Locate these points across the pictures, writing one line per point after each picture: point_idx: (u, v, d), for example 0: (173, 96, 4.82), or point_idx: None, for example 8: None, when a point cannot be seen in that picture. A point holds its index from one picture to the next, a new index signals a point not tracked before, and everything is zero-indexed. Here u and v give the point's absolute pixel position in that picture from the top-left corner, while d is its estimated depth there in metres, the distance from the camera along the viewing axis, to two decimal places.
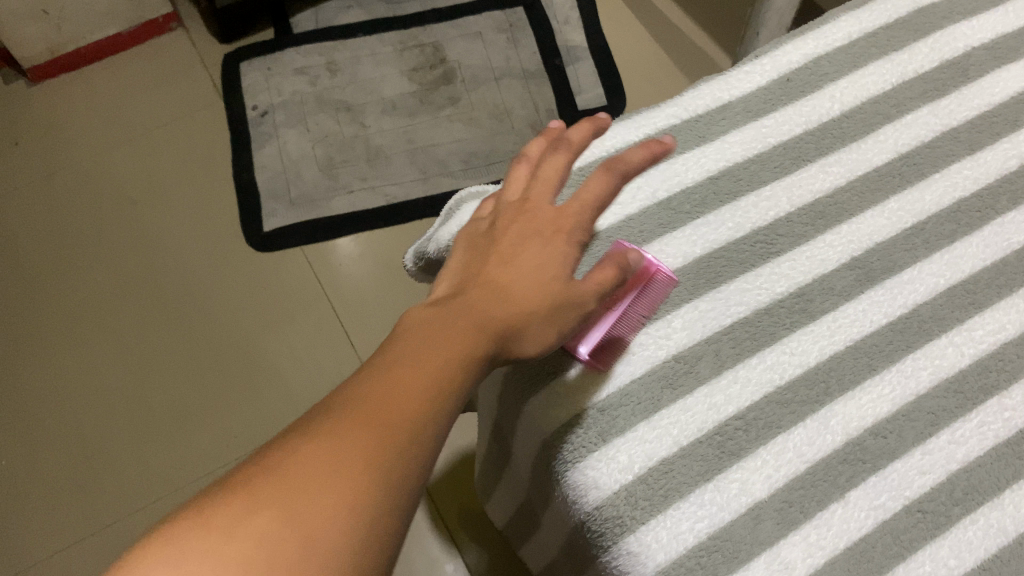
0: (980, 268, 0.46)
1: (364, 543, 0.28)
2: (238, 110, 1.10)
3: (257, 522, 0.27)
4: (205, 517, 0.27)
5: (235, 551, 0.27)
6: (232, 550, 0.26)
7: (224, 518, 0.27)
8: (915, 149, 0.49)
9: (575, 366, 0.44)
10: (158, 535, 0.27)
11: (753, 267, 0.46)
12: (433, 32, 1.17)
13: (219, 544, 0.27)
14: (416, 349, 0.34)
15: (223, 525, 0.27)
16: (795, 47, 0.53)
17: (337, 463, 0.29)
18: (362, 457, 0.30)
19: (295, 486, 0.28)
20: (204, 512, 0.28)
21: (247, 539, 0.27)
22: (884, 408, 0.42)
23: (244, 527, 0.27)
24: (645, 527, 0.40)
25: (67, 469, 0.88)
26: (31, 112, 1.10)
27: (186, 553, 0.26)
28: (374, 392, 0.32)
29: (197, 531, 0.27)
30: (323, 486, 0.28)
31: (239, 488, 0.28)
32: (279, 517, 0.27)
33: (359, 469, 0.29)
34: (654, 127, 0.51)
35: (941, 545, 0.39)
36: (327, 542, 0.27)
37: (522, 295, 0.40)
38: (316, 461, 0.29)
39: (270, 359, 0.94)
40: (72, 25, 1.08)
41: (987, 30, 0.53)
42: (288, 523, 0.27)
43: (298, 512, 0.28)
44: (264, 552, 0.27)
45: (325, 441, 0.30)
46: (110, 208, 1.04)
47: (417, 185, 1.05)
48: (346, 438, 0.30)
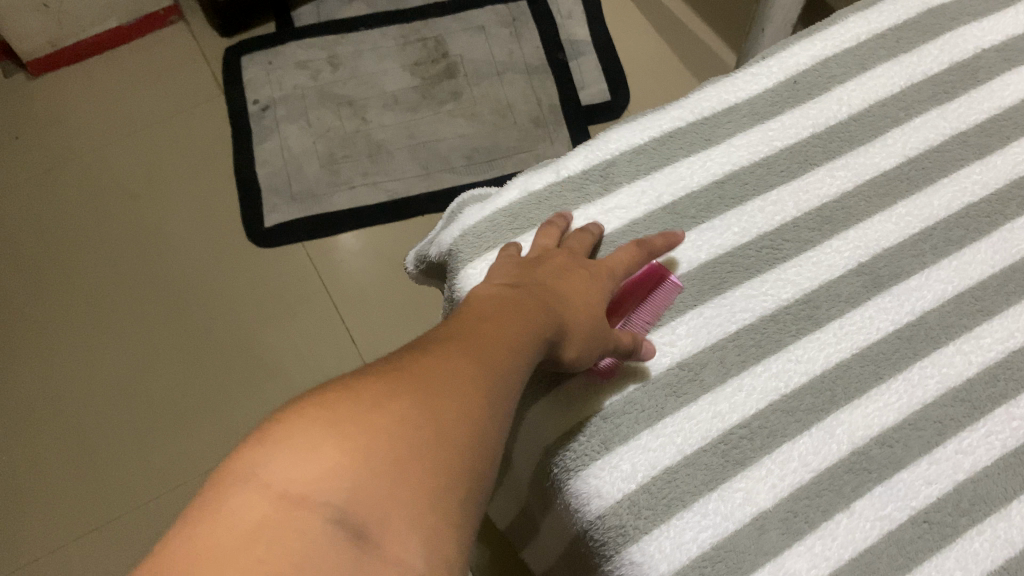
0: (989, 274, 0.45)
1: (471, 463, 0.28)
2: (240, 104, 1.10)
3: (379, 419, 0.28)
4: (328, 410, 0.28)
5: (363, 437, 0.27)
6: (359, 438, 0.27)
7: (347, 412, 0.28)
8: (923, 153, 0.48)
9: (578, 378, 0.43)
10: (280, 419, 0.27)
11: (758, 272, 0.45)
12: (436, 25, 1.16)
13: (348, 429, 0.27)
14: (499, 320, 0.35)
15: (348, 418, 0.27)
16: (802, 48, 0.52)
17: (447, 387, 0.30)
18: (467, 390, 0.30)
19: (412, 396, 0.29)
20: (326, 406, 0.28)
21: (372, 430, 0.27)
22: (891, 417, 0.42)
23: (368, 421, 0.27)
24: (648, 537, 0.39)
25: (68, 465, 0.87)
26: (31, 106, 1.10)
27: (311, 434, 0.26)
28: (473, 342, 0.33)
29: (320, 418, 0.27)
30: (437, 402, 0.29)
31: (358, 391, 0.29)
32: (399, 418, 0.28)
33: (467, 399, 0.30)
34: (659, 130, 0.50)
35: (947, 556, 0.38)
36: (444, 449, 0.28)
37: (580, 305, 0.40)
38: (429, 381, 0.30)
39: (270, 355, 0.94)
40: (72, 17, 1.07)
41: (997, 31, 0.52)
42: (407, 425, 0.28)
43: (417, 419, 0.28)
44: (388, 443, 0.27)
45: (434, 370, 0.31)
46: (111, 203, 1.03)
47: (419, 180, 1.04)
48: (453, 372, 0.31)
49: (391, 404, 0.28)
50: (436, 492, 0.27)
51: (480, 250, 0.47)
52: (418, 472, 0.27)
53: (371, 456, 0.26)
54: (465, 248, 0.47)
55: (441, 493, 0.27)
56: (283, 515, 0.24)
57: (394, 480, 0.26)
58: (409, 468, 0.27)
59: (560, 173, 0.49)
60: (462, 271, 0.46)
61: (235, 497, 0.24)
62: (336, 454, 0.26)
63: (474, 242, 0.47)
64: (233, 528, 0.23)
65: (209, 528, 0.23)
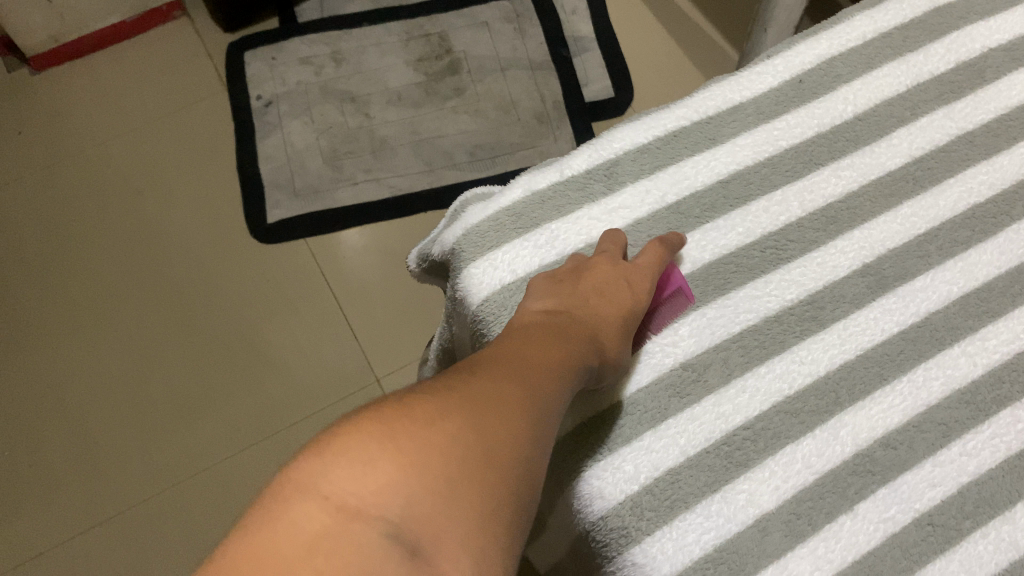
0: (995, 275, 0.45)
1: (520, 483, 0.29)
2: (243, 100, 1.10)
3: (436, 437, 0.28)
4: (384, 424, 0.28)
5: (417, 452, 0.27)
6: (415, 455, 0.27)
7: (402, 427, 0.28)
8: (929, 153, 0.48)
9: None
10: (337, 432, 0.27)
11: (763, 273, 0.45)
12: (439, 21, 1.16)
13: (403, 444, 0.27)
14: (539, 346, 0.36)
15: (405, 432, 0.28)
16: (808, 47, 0.52)
17: (498, 407, 0.31)
18: (516, 411, 0.31)
19: (464, 415, 0.29)
20: (381, 419, 0.28)
21: (427, 446, 0.27)
22: (895, 418, 0.41)
23: (425, 438, 0.28)
24: (650, 539, 0.39)
25: (70, 461, 0.87)
26: (34, 101, 1.09)
27: (367, 450, 0.27)
28: (519, 364, 0.34)
29: (376, 434, 0.27)
30: (488, 422, 0.30)
31: (413, 406, 0.29)
32: (453, 437, 0.28)
33: (516, 420, 0.31)
34: (663, 130, 0.50)
35: (951, 559, 0.38)
36: (495, 470, 0.28)
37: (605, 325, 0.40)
38: (480, 402, 0.30)
39: (273, 352, 0.94)
40: (75, 12, 1.07)
41: (1005, 30, 0.52)
42: (461, 444, 0.28)
43: (471, 439, 0.29)
44: (443, 462, 0.27)
45: (485, 390, 0.31)
46: (114, 199, 1.03)
47: (422, 177, 1.04)
48: (502, 393, 0.31)
49: (444, 421, 0.29)
50: (488, 513, 0.27)
51: (482, 249, 0.46)
52: (471, 493, 0.27)
53: (428, 475, 0.27)
54: (467, 247, 0.47)
55: (493, 514, 0.27)
56: (343, 527, 0.24)
57: (449, 499, 0.27)
58: (462, 489, 0.27)
59: (564, 172, 0.49)
60: (464, 270, 0.46)
61: (294, 507, 0.24)
62: (394, 471, 0.26)
63: (476, 241, 0.47)
64: (293, 538, 0.23)
65: (270, 537, 0.23)
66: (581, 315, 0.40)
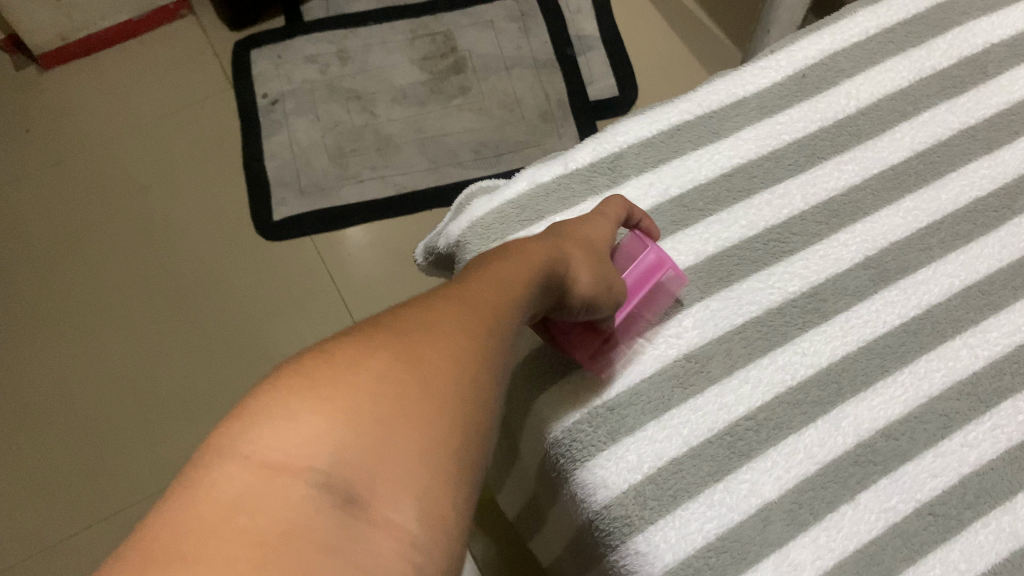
0: (996, 268, 0.45)
1: (460, 415, 0.29)
2: (249, 98, 1.10)
3: (360, 381, 0.28)
4: (305, 378, 0.28)
5: (339, 400, 0.27)
6: (338, 402, 0.27)
7: (325, 377, 0.28)
8: (931, 148, 0.48)
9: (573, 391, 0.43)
10: (261, 390, 0.27)
11: (766, 265, 0.45)
12: (444, 20, 1.16)
13: (324, 393, 0.27)
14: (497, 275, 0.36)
15: (326, 382, 0.27)
16: (811, 42, 0.52)
17: (429, 346, 0.30)
18: (450, 348, 0.31)
19: (390, 357, 0.29)
20: (301, 373, 0.28)
21: (350, 393, 0.27)
22: (897, 410, 0.42)
23: (348, 385, 0.28)
24: (654, 528, 0.39)
25: (77, 456, 0.88)
26: (42, 99, 1.10)
27: (288, 404, 0.27)
28: (456, 303, 0.33)
29: (298, 387, 0.27)
30: (420, 361, 0.30)
31: (333, 352, 0.29)
32: (379, 379, 0.28)
33: (450, 357, 0.30)
34: (666, 123, 0.50)
35: (951, 548, 0.38)
36: (427, 405, 0.28)
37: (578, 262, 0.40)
38: (408, 342, 0.30)
39: (278, 348, 0.94)
40: (82, 11, 1.07)
41: (1007, 25, 0.52)
42: (387, 386, 0.28)
43: (398, 379, 0.28)
44: (370, 405, 0.27)
45: (415, 331, 0.31)
46: (120, 196, 1.04)
47: (427, 174, 1.05)
48: (437, 332, 0.31)
49: (369, 365, 0.28)
50: (424, 448, 0.27)
51: (487, 241, 0.47)
52: (402, 431, 0.27)
53: (354, 418, 0.27)
54: (472, 239, 0.47)
55: (430, 448, 0.27)
56: (267, 482, 0.24)
57: (379, 440, 0.27)
58: (393, 429, 0.27)
59: (568, 165, 0.50)
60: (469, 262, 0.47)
61: (216, 469, 0.25)
62: (317, 420, 0.26)
63: (482, 234, 0.47)
64: (216, 498, 0.24)
65: (193, 501, 0.24)
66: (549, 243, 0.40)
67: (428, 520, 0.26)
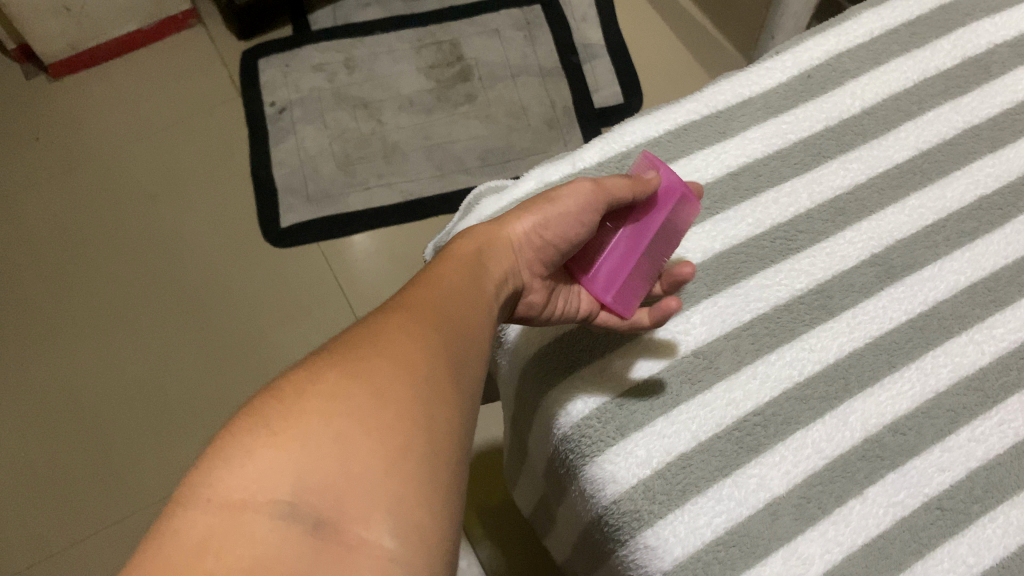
0: (1001, 266, 0.45)
1: (418, 420, 0.30)
2: (257, 106, 1.11)
3: (312, 406, 0.29)
4: (259, 414, 0.29)
5: (295, 431, 0.28)
6: (292, 431, 0.28)
7: (276, 411, 0.29)
8: (937, 146, 0.49)
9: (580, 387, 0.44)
10: (219, 435, 0.29)
11: (773, 263, 0.46)
12: (450, 29, 1.17)
13: (280, 427, 0.28)
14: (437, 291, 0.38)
15: (277, 415, 0.29)
16: (816, 43, 0.53)
17: (378, 363, 0.32)
18: (401, 362, 0.32)
19: (337, 377, 0.30)
20: (259, 411, 0.29)
21: (301, 420, 0.28)
22: (904, 405, 0.42)
23: (299, 414, 0.29)
24: (663, 522, 0.40)
25: (86, 462, 0.88)
26: (52, 108, 1.11)
27: (243, 443, 0.28)
28: (406, 317, 0.35)
29: (251, 424, 0.28)
30: (374, 381, 0.31)
31: (290, 386, 0.30)
32: (331, 401, 0.29)
33: (400, 369, 0.32)
34: (673, 123, 0.51)
35: (960, 542, 0.39)
36: (384, 417, 0.29)
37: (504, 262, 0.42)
38: (356, 362, 0.31)
39: (285, 354, 0.95)
40: (93, 21, 1.08)
41: (1010, 26, 0.53)
42: (340, 406, 0.29)
43: (350, 395, 0.30)
44: (326, 431, 0.28)
45: (364, 351, 0.32)
46: (130, 204, 1.04)
47: (434, 181, 1.05)
48: (389, 350, 0.33)
49: (316, 389, 0.30)
50: (386, 458, 0.28)
51: None
52: (362, 451, 0.28)
53: (311, 442, 0.28)
54: None
55: (393, 457, 0.28)
56: (232, 523, 0.26)
57: (341, 457, 0.28)
58: (352, 446, 0.28)
59: (577, 165, 0.50)
60: None
61: (181, 519, 0.26)
62: (272, 454, 0.27)
63: None
64: (182, 546, 0.25)
65: (161, 552, 0.25)
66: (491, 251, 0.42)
67: (402, 532, 0.27)
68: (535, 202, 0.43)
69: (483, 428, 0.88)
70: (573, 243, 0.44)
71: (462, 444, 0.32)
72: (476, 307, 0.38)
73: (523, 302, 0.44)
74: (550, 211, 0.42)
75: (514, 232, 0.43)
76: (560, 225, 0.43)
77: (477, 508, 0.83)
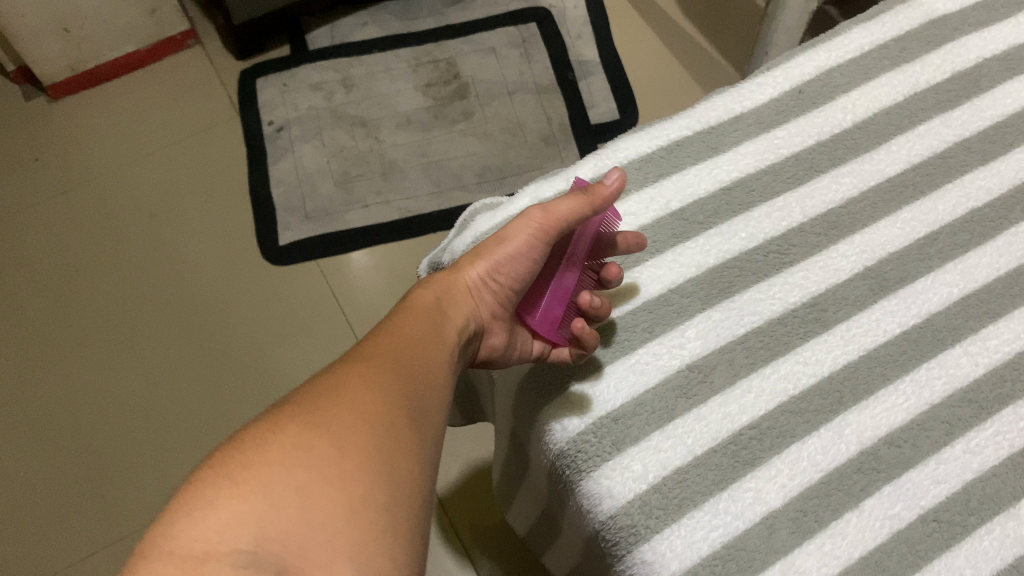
0: (994, 277, 0.46)
1: (379, 469, 0.31)
2: (255, 125, 1.12)
3: (274, 456, 0.29)
4: (221, 467, 0.29)
5: (256, 480, 0.28)
6: (255, 481, 0.28)
7: (239, 463, 0.29)
8: (928, 160, 0.49)
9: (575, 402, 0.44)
10: (181, 490, 0.29)
11: (766, 277, 0.46)
12: (447, 48, 1.18)
13: (240, 477, 0.28)
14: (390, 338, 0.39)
15: (239, 466, 0.29)
16: (807, 59, 0.53)
17: (339, 413, 0.32)
18: (360, 413, 0.32)
19: (299, 428, 0.31)
20: (220, 464, 0.29)
21: (261, 470, 0.29)
22: (899, 417, 0.42)
23: (261, 465, 0.29)
24: (660, 537, 0.40)
25: (84, 482, 0.88)
26: (51, 129, 1.12)
27: (206, 495, 0.28)
28: (367, 366, 0.36)
29: (214, 476, 0.29)
30: (335, 431, 0.31)
31: (250, 438, 0.30)
32: (293, 452, 0.30)
33: (361, 419, 0.32)
34: (666, 139, 0.51)
35: (957, 555, 0.39)
36: (345, 465, 0.30)
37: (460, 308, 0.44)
38: (315, 413, 0.32)
39: (284, 371, 0.95)
40: (92, 42, 1.09)
41: (999, 41, 0.53)
42: (299, 456, 0.30)
43: (310, 445, 0.30)
44: (287, 479, 0.29)
45: (324, 402, 0.33)
46: (128, 223, 1.05)
47: (431, 198, 1.06)
48: (348, 399, 0.33)
49: (277, 440, 0.30)
50: (348, 506, 0.29)
51: None
52: (323, 497, 0.28)
53: (273, 492, 0.28)
54: None
55: (355, 505, 0.29)
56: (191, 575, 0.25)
57: (303, 506, 0.28)
58: (314, 494, 0.28)
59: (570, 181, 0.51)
60: None
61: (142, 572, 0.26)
62: (235, 504, 0.28)
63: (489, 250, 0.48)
64: None
65: None
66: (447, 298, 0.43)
67: None
68: (485, 246, 0.45)
69: (482, 445, 0.88)
70: (527, 279, 0.45)
71: (424, 493, 0.32)
72: (436, 351, 0.40)
73: (486, 345, 0.46)
74: (503, 251, 0.44)
75: (468, 278, 0.45)
76: (513, 264, 0.44)
77: (477, 524, 0.83)
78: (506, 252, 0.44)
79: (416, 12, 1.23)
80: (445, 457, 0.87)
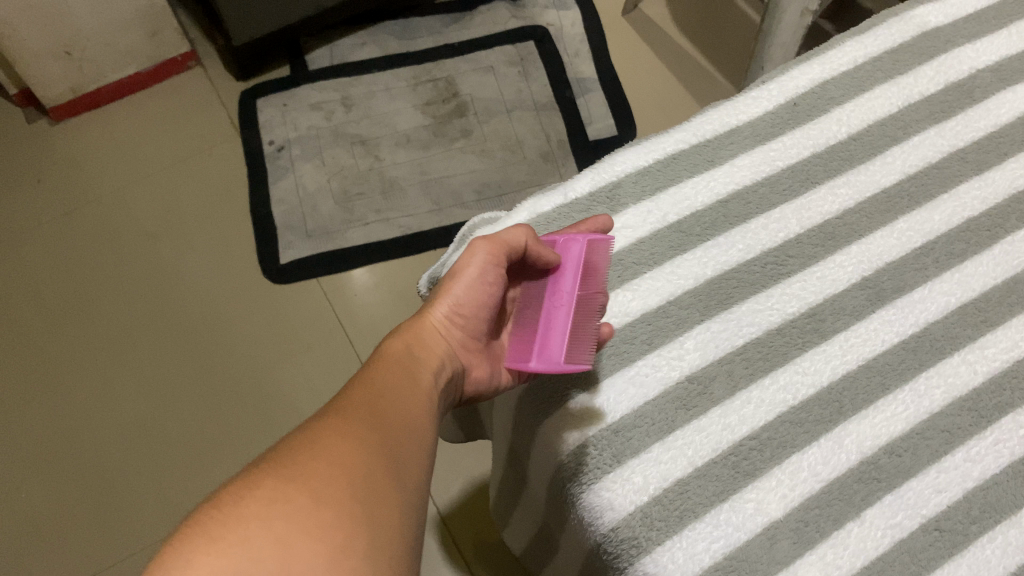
0: (991, 286, 0.46)
1: (359, 519, 0.31)
2: (256, 145, 1.12)
3: (251, 511, 0.29)
4: (199, 525, 0.29)
5: (236, 534, 0.29)
6: (232, 537, 0.28)
7: (217, 519, 0.29)
8: (922, 170, 0.50)
9: (581, 409, 0.44)
10: (161, 552, 0.28)
11: (764, 288, 0.46)
12: (445, 67, 1.19)
13: (219, 533, 0.29)
14: (364, 389, 0.39)
15: (218, 523, 0.29)
16: (801, 72, 0.54)
17: (317, 465, 0.32)
18: (337, 462, 0.33)
19: (276, 481, 0.31)
20: (198, 523, 0.29)
21: (241, 524, 0.29)
22: (898, 426, 0.42)
23: (240, 519, 0.29)
24: (661, 549, 0.40)
25: (86, 505, 0.87)
26: (54, 151, 1.13)
27: (183, 554, 0.28)
28: (343, 418, 0.36)
29: (191, 534, 0.29)
30: (313, 482, 0.31)
31: (226, 495, 0.30)
32: (271, 506, 0.30)
33: (340, 470, 0.32)
34: (662, 153, 0.52)
35: (960, 564, 0.39)
36: (326, 515, 0.30)
37: (430, 348, 0.44)
38: (293, 467, 0.32)
39: (284, 390, 0.95)
40: (93, 65, 1.10)
41: (991, 52, 0.54)
42: (277, 509, 0.30)
43: (288, 499, 0.30)
44: (266, 532, 0.29)
45: (301, 455, 0.33)
46: (130, 244, 1.05)
47: (431, 216, 1.06)
48: (326, 449, 0.33)
49: (254, 495, 0.30)
50: (329, 555, 0.29)
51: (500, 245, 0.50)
52: (305, 547, 0.29)
53: (250, 547, 0.28)
54: None
55: (338, 553, 0.29)
56: None
57: (283, 559, 0.28)
58: (294, 547, 0.29)
59: (568, 195, 0.51)
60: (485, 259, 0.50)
61: None
62: (214, 560, 0.28)
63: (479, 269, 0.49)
64: None
65: None
66: (413, 341, 0.44)
67: None
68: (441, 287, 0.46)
69: (484, 461, 0.87)
70: (488, 305, 0.47)
71: (409, 541, 0.32)
72: (417, 399, 0.40)
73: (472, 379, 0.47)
74: (456, 287, 0.45)
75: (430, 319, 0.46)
76: (471, 294, 0.46)
77: (479, 541, 0.83)
78: (462, 288, 0.46)
79: (414, 31, 1.24)
80: (447, 474, 0.87)
